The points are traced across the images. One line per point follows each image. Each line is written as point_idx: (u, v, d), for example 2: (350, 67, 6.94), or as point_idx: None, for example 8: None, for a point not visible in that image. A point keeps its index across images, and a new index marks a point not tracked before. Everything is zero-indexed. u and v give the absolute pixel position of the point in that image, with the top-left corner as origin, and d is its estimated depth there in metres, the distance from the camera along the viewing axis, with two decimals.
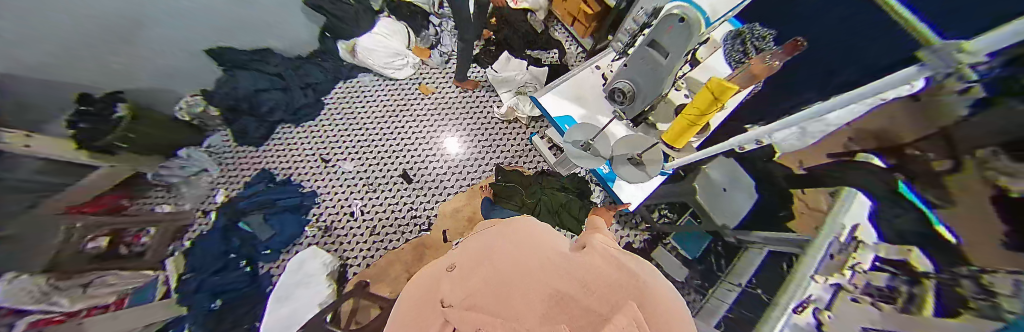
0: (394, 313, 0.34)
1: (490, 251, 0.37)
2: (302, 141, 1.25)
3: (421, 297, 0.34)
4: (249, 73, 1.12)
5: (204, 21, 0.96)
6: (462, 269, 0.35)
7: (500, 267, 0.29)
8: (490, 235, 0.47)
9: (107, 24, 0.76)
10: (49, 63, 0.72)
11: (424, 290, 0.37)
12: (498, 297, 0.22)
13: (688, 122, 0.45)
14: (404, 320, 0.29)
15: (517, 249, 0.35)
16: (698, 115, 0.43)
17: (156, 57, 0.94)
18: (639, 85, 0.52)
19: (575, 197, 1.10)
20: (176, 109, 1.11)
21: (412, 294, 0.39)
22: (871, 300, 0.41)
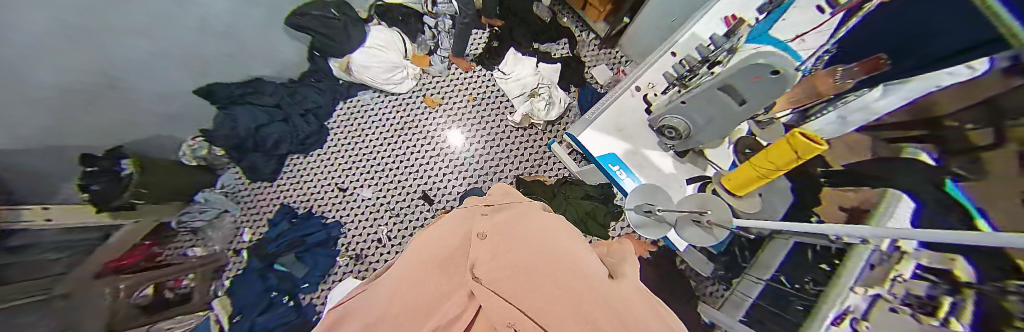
0: (425, 262, 0.38)
1: (522, 236, 0.40)
2: (316, 170, 1.23)
3: (450, 255, 0.37)
4: (246, 109, 1.07)
5: (173, 59, 0.83)
6: (497, 245, 0.37)
7: (537, 259, 0.32)
8: (516, 216, 0.50)
9: (91, 84, 0.69)
10: (40, 135, 0.67)
11: (453, 248, 0.40)
12: (544, 292, 0.25)
13: (761, 174, 0.44)
14: (437, 278, 0.33)
15: (547, 243, 0.38)
16: (775, 168, 0.42)
17: (146, 104, 0.87)
18: (697, 127, 0.49)
19: (601, 203, 1.10)
20: (181, 155, 1.07)
21: (438, 247, 0.43)
22: (894, 306, 0.42)
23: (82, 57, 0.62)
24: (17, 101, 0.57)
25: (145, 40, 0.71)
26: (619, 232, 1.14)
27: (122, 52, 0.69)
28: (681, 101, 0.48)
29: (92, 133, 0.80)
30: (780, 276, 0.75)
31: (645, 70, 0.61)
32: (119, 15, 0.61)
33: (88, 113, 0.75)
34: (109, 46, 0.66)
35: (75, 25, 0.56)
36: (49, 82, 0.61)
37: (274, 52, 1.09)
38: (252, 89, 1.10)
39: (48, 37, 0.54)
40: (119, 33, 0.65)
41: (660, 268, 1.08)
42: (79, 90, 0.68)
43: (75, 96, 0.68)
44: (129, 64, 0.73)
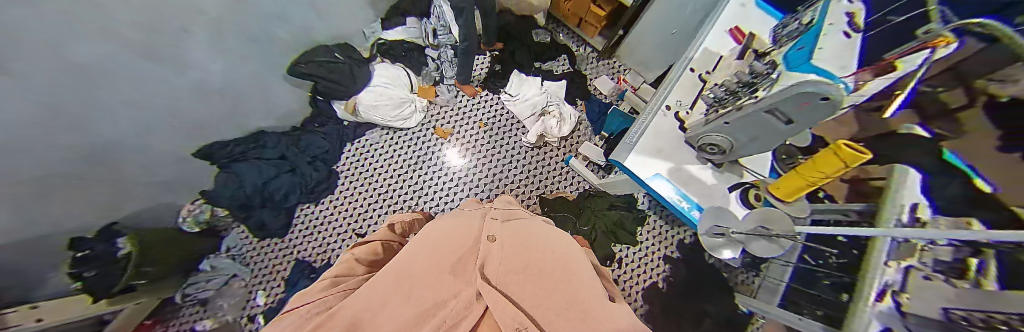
0: (438, 248, 0.45)
1: (526, 246, 0.47)
2: (329, 218, 1.16)
3: (459, 246, 0.45)
4: (250, 164, 1.00)
5: (169, 122, 0.75)
6: (502, 247, 0.46)
7: (530, 265, 0.41)
8: (520, 226, 0.58)
9: (77, 163, 0.61)
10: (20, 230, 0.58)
11: (462, 242, 0.47)
12: (529, 292, 0.33)
13: (809, 182, 0.47)
14: (447, 262, 0.40)
15: (542, 251, 0.46)
16: (821, 178, 0.44)
17: (140, 175, 0.79)
18: (741, 143, 0.52)
19: (626, 212, 1.14)
20: (179, 221, 0.99)
21: (446, 240, 0.50)
22: (928, 274, 0.41)
23: (66, 132, 0.54)
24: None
25: (143, 108, 0.66)
26: (647, 236, 1.16)
27: (117, 125, 0.63)
28: (723, 122, 0.51)
29: (77, 216, 0.70)
30: (805, 255, 0.72)
31: (675, 93, 0.67)
32: (115, 87, 0.56)
33: (76, 193, 0.66)
34: (101, 120, 0.59)
35: (70, 104, 0.50)
36: (29, 171, 0.53)
37: (276, 101, 1.04)
38: (253, 142, 1.03)
39: (36, 121, 0.48)
40: (114, 106, 0.59)
41: (693, 266, 1.08)
42: (63, 172, 0.60)
43: (57, 179, 0.60)
44: (121, 136, 0.66)
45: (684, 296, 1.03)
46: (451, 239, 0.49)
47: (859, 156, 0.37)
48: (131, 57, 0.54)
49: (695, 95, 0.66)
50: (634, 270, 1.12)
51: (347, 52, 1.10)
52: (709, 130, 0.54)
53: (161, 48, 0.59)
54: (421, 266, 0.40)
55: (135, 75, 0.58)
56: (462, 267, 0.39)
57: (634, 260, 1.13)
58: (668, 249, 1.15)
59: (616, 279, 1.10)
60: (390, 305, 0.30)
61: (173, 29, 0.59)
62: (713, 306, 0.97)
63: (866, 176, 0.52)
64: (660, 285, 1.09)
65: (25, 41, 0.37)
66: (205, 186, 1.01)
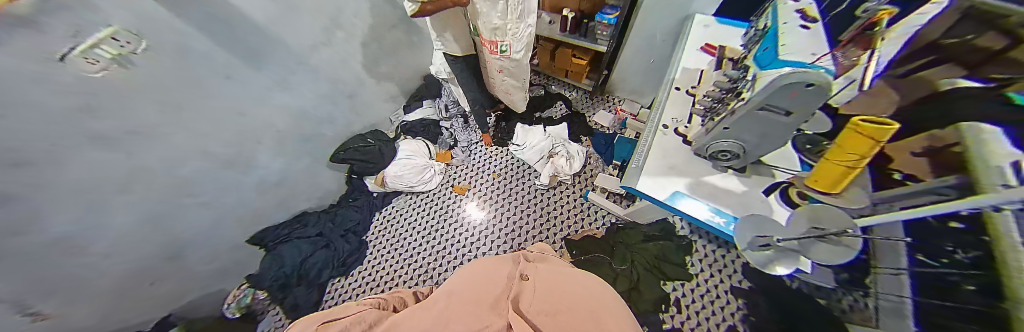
0: (471, 283, 0.45)
1: (558, 290, 0.43)
2: (359, 292, 1.12)
3: (492, 286, 0.43)
4: (292, 244, 1.09)
5: (226, 209, 0.91)
6: (535, 288, 0.43)
7: (567, 309, 0.37)
8: (553, 268, 0.54)
9: (153, 263, 0.78)
10: (78, 309, 0.67)
11: (494, 278, 0.46)
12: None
13: (846, 168, 0.42)
14: (477, 299, 0.39)
15: (575, 294, 0.42)
16: (857, 160, 0.40)
17: (201, 264, 0.91)
18: (750, 143, 0.51)
19: (669, 242, 1.02)
20: (226, 307, 1.00)
21: (479, 275, 0.48)
22: None
23: (121, 210, 0.65)
24: (88, 297, 0.68)
25: (209, 209, 0.86)
26: (701, 266, 1.00)
27: (186, 227, 0.82)
28: (722, 127, 0.51)
29: (147, 313, 0.83)
30: (917, 255, 0.49)
31: (667, 113, 0.71)
32: (183, 198, 0.77)
33: (139, 278, 0.77)
34: (177, 223, 0.79)
35: (149, 213, 0.71)
36: (95, 249, 0.64)
37: (320, 184, 1.22)
38: (297, 223, 1.15)
39: (121, 225, 0.67)
40: (184, 213, 0.79)
41: (776, 299, 0.86)
42: (140, 274, 0.76)
43: (135, 278, 0.76)
44: (191, 234, 0.84)
45: None
46: (485, 278, 0.46)
47: (883, 129, 0.34)
48: (177, 146, 0.70)
49: (687, 111, 0.69)
50: (701, 313, 0.91)
51: (378, 135, 1.33)
52: (711, 138, 0.55)
53: (219, 164, 0.82)
54: (454, 303, 0.39)
55: (202, 187, 0.81)
56: (493, 305, 0.37)
57: (696, 300, 0.94)
58: (733, 278, 0.96)
59: (681, 328, 0.89)
60: None
61: (232, 151, 0.84)
62: None
63: (942, 145, 0.36)
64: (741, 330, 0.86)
65: (102, 178, 0.59)
66: (250, 269, 1.06)
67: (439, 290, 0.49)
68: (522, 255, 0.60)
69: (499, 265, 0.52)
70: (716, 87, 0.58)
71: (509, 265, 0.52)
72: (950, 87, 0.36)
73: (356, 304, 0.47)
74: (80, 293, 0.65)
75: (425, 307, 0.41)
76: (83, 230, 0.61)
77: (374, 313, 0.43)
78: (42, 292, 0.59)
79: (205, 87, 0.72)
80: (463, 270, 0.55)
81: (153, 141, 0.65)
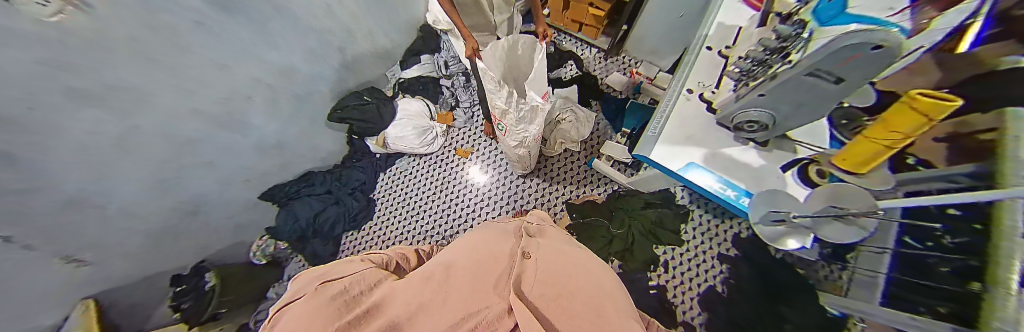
0: (470, 254, 0.45)
1: (555, 266, 0.44)
2: (370, 245, 1.20)
3: (492, 262, 0.43)
4: (303, 202, 1.13)
5: (230, 168, 0.91)
6: (533, 265, 0.43)
7: (567, 294, 0.38)
8: (557, 245, 0.54)
9: (170, 220, 0.82)
10: (114, 258, 0.73)
11: (496, 254, 0.46)
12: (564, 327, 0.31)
13: (886, 146, 0.38)
14: (474, 276, 0.39)
15: (573, 271, 0.43)
16: (899, 139, 0.35)
17: (219, 220, 0.96)
18: (783, 114, 0.46)
19: (667, 210, 1.05)
20: (251, 256, 1.09)
21: (478, 245, 0.49)
22: None
23: (127, 169, 0.65)
24: (118, 248, 0.73)
25: (213, 169, 0.86)
26: (693, 233, 1.05)
27: (195, 186, 0.83)
28: (756, 94, 0.46)
29: (180, 260, 0.91)
30: (906, 237, 0.50)
31: (694, 76, 0.64)
32: (184, 158, 0.76)
33: (164, 231, 0.82)
34: (185, 183, 0.80)
35: (153, 174, 0.71)
36: (112, 206, 0.66)
37: (320, 144, 1.20)
38: (305, 182, 1.17)
39: (133, 182, 0.68)
40: (189, 173, 0.80)
41: (759, 265, 0.91)
42: (160, 229, 0.80)
43: (157, 232, 0.80)
44: (201, 192, 0.86)
45: (760, 299, 0.84)
46: (484, 249, 0.47)
47: (928, 106, 0.29)
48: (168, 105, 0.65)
49: (717, 74, 0.62)
50: (685, 274, 1.00)
51: (374, 94, 1.25)
52: (740, 106, 0.50)
53: (212, 124, 0.79)
54: (454, 277, 0.40)
55: (201, 147, 0.79)
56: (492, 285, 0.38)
57: (682, 262, 1.01)
58: (722, 246, 1.01)
59: (664, 285, 0.99)
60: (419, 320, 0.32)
61: (225, 110, 0.80)
62: (789, 311, 0.77)
63: (968, 130, 0.31)
64: (719, 290, 0.95)
65: (98, 141, 0.57)
66: (268, 223, 1.13)
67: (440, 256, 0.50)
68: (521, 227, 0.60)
69: (503, 241, 0.52)
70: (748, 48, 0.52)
71: (513, 241, 0.52)
72: (1011, 66, 0.29)
73: (360, 262, 0.50)
74: (109, 245, 0.70)
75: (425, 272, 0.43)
76: (92, 190, 0.61)
77: (376, 274, 0.45)
78: (75, 245, 0.63)
79: (181, 39, 0.61)
80: (465, 237, 0.56)
81: (146, 104, 0.61)
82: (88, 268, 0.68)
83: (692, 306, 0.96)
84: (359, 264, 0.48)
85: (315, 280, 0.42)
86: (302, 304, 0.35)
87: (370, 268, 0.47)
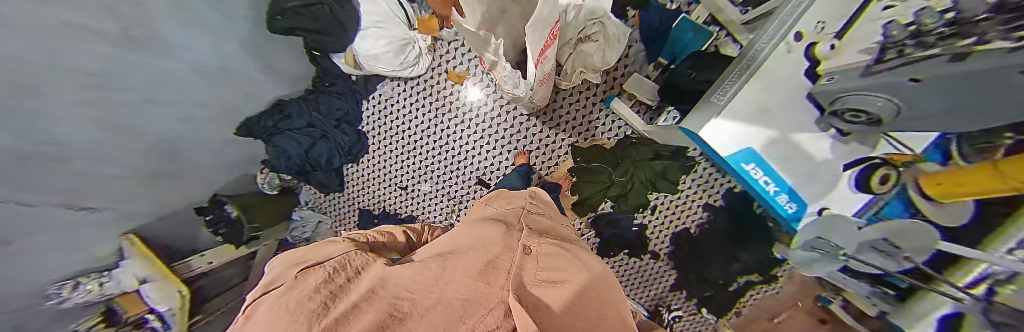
0: (466, 247, 0.46)
1: (549, 260, 0.45)
2: (374, 176, 1.24)
3: (489, 253, 0.44)
4: (287, 136, 1.03)
5: (189, 104, 0.74)
6: (528, 259, 0.44)
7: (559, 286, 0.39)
8: (553, 237, 0.55)
9: (154, 161, 0.74)
10: (122, 202, 0.72)
11: (490, 246, 0.46)
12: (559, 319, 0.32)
13: (1005, 187, 0.29)
14: (468, 270, 0.40)
15: (565, 265, 0.44)
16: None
17: (207, 157, 0.89)
18: (922, 112, 0.31)
19: (674, 161, 0.99)
20: (260, 186, 1.13)
21: (474, 236, 0.49)
22: None
23: (68, 122, 0.51)
24: (118, 192, 0.69)
25: (168, 107, 0.69)
26: (691, 184, 1.05)
27: (158, 127, 0.70)
28: (903, 78, 0.29)
29: (195, 195, 0.92)
30: None
31: (818, 6, 0.38)
32: (127, 100, 0.59)
33: (158, 174, 0.77)
34: (142, 124, 0.66)
35: (97, 121, 0.56)
36: (78, 161, 0.57)
37: (276, 63, 0.95)
38: (279, 113, 1.00)
39: (84, 134, 0.55)
40: (140, 114, 0.64)
41: (739, 215, 1.02)
42: (150, 171, 0.74)
43: (150, 176, 0.75)
44: (170, 133, 0.73)
45: (726, 241, 1.06)
46: (480, 240, 0.48)
47: None
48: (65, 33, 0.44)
49: (853, 8, 0.35)
50: (668, 216, 1.12)
51: None
52: (864, 88, 0.33)
53: (127, 51, 0.55)
54: (446, 268, 0.41)
55: (132, 83, 0.58)
56: (488, 277, 0.39)
57: (669, 207, 1.10)
58: (712, 197, 1.06)
59: (646, 224, 1.14)
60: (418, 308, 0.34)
61: (137, 28, 0.54)
62: (745, 253, 1.02)
63: None
64: (693, 231, 1.12)
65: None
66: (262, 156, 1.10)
67: (437, 244, 0.51)
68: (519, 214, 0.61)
69: (498, 230, 0.52)
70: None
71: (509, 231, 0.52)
72: None
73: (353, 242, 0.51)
74: (105, 190, 0.66)
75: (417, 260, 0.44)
76: (43, 149, 0.50)
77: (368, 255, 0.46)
78: (68, 194, 0.59)
79: None
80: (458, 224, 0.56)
81: (41, 45, 0.41)
82: (101, 212, 0.68)
83: (664, 240, 1.16)
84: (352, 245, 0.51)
85: (309, 262, 0.44)
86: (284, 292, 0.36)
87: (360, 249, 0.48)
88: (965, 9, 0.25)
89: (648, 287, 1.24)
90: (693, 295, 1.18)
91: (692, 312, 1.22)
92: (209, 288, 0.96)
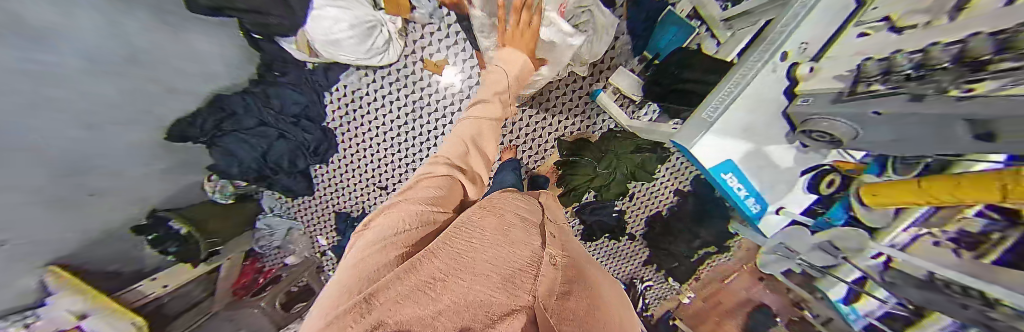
0: (491, 232, 0.36)
1: (578, 278, 0.34)
2: (347, 176, 1.16)
3: (514, 244, 0.34)
4: (236, 138, 0.89)
5: (99, 107, 0.59)
6: (557, 268, 0.34)
7: (603, 317, 0.28)
8: (580, 257, 0.45)
9: (63, 180, 0.60)
10: (33, 234, 0.58)
11: (522, 244, 0.36)
12: None
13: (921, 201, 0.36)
14: (490, 261, 0.29)
15: (595, 292, 0.33)
16: (942, 198, 0.34)
17: (135, 169, 0.74)
18: (878, 137, 0.36)
19: (652, 153, 1.05)
20: (211, 195, 1.00)
21: (499, 220, 0.40)
22: None
23: None
24: (27, 224, 0.56)
25: (71, 115, 0.55)
26: (664, 173, 1.14)
27: (57, 138, 0.55)
28: (869, 110, 0.33)
29: (125, 211, 0.78)
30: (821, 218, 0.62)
31: (806, 27, 0.41)
32: (14, 112, 0.45)
33: (75, 196, 0.63)
34: (38, 140, 0.52)
35: None
36: None
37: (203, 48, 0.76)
38: (220, 111, 0.84)
39: None
40: (31, 124, 0.49)
41: (700, 200, 1.16)
42: (63, 192, 0.61)
43: (66, 199, 0.62)
44: (75, 142, 0.58)
45: (691, 221, 1.19)
46: (504, 227, 0.38)
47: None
48: None
49: (832, 33, 0.39)
50: (643, 201, 1.21)
51: None
52: (832, 114, 0.37)
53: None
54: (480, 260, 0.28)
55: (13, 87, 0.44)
56: (516, 271, 0.28)
57: (644, 194, 1.20)
58: (681, 183, 1.16)
59: (624, 209, 1.23)
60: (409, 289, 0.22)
61: (19, 23, 0.40)
62: (705, 231, 1.17)
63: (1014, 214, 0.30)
64: (663, 213, 1.23)
65: None
66: (206, 161, 0.93)
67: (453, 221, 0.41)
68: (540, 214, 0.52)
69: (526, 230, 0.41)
70: (913, 8, 0.31)
71: (537, 234, 0.42)
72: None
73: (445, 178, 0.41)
74: (11, 224, 0.53)
75: (449, 239, 0.30)
76: None
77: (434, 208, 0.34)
78: None
79: None
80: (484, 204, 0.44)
81: None
82: (8, 248, 0.55)
83: (639, 223, 1.27)
84: (449, 187, 0.40)
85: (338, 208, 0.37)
86: (363, 245, 0.28)
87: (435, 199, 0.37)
88: (928, 58, 0.29)
89: (623, 263, 1.38)
90: (662, 267, 1.34)
91: (660, 280, 1.40)
92: (175, 308, 0.87)
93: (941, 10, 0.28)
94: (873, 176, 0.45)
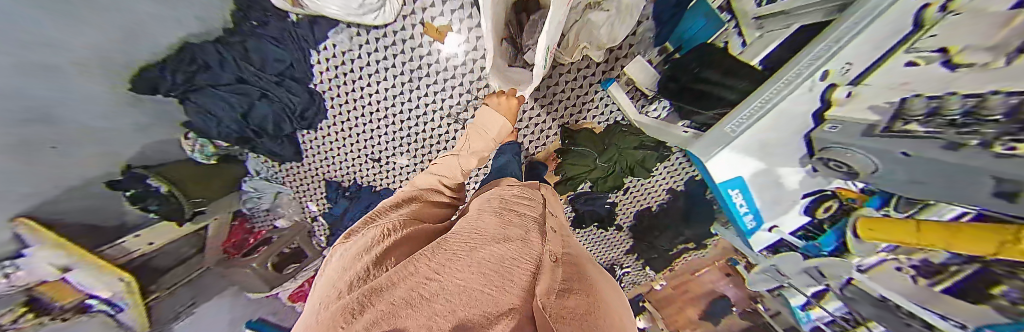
0: (492, 234, 0.37)
1: (581, 281, 0.35)
2: (336, 144, 1.11)
3: (513, 246, 0.35)
4: (213, 93, 0.80)
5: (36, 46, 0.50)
6: (561, 270, 0.34)
7: (599, 314, 0.29)
8: (580, 253, 0.46)
9: (12, 129, 0.53)
10: None
11: (520, 242, 0.37)
12: None
13: (914, 242, 0.37)
14: (488, 267, 0.30)
15: (596, 293, 0.34)
16: (934, 244, 0.35)
17: (98, 121, 0.67)
18: (900, 175, 0.35)
19: (654, 151, 1.04)
20: (189, 152, 0.91)
21: (499, 220, 0.41)
22: None
23: None
24: None
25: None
26: (662, 171, 1.14)
27: None
28: (897, 150, 0.33)
29: (95, 167, 0.72)
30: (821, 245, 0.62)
31: (846, 50, 0.35)
32: None
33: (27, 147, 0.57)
34: None
35: None
36: None
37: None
38: (193, 63, 0.73)
39: None
40: None
41: (690, 200, 1.18)
42: (13, 141, 0.55)
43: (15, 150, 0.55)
44: (16, 86, 0.50)
45: (677, 219, 1.24)
46: (505, 228, 0.39)
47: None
48: None
49: (883, 52, 0.32)
50: (635, 196, 1.24)
51: None
52: (855, 146, 0.37)
53: None
54: (470, 261, 0.31)
55: None
56: (513, 276, 0.30)
57: (638, 189, 1.21)
58: (676, 183, 1.16)
59: (617, 202, 1.26)
60: (407, 298, 0.24)
61: None
62: (690, 230, 1.22)
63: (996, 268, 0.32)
64: (652, 209, 1.27)
65: None
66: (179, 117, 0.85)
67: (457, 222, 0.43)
68: (546, 210, 0.52)
69: (527, 225, 0.42)
70: (973, 43, 0.24)
71: (537, 229, 0.43)
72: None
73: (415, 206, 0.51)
74: None
75: (435, 248, 0.33)
76: None
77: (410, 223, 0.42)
78: None
79: None
80: (477, 206, 0.47)
81: None
82: None
83: (628, 215, 1.31)
84: (422, 210, 0.52)
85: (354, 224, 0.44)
86: (351, 252, 0.35)
87: (409, 217, 0.45)
88: (985, 105, 0.24)
89: (606, 250, 1.46)
90: (642, 256, 1.43)
91: (638, 268, 1.51)
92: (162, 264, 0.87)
93: (1003, 49, 0.21)
94: (872, 208, 0.46)
